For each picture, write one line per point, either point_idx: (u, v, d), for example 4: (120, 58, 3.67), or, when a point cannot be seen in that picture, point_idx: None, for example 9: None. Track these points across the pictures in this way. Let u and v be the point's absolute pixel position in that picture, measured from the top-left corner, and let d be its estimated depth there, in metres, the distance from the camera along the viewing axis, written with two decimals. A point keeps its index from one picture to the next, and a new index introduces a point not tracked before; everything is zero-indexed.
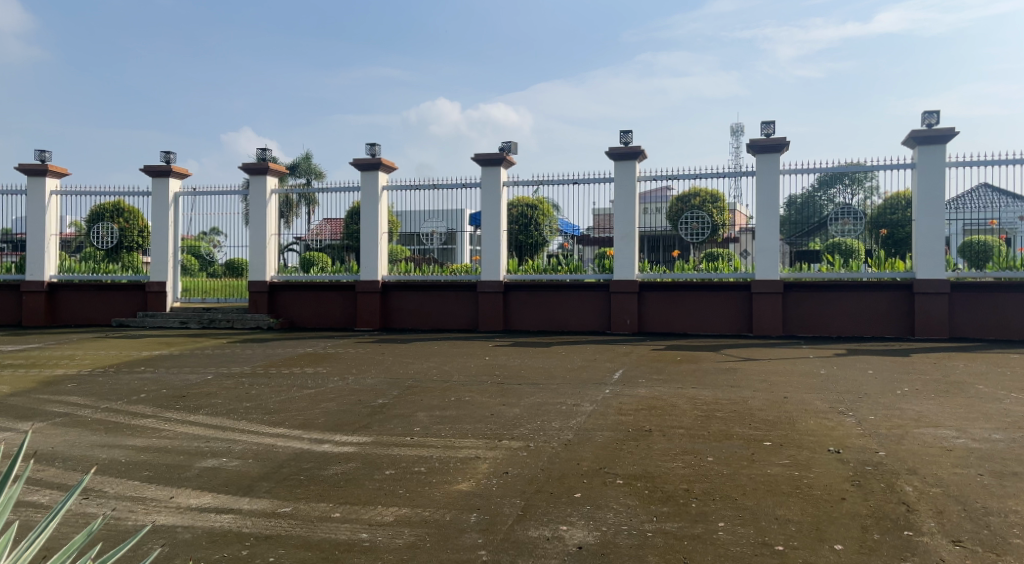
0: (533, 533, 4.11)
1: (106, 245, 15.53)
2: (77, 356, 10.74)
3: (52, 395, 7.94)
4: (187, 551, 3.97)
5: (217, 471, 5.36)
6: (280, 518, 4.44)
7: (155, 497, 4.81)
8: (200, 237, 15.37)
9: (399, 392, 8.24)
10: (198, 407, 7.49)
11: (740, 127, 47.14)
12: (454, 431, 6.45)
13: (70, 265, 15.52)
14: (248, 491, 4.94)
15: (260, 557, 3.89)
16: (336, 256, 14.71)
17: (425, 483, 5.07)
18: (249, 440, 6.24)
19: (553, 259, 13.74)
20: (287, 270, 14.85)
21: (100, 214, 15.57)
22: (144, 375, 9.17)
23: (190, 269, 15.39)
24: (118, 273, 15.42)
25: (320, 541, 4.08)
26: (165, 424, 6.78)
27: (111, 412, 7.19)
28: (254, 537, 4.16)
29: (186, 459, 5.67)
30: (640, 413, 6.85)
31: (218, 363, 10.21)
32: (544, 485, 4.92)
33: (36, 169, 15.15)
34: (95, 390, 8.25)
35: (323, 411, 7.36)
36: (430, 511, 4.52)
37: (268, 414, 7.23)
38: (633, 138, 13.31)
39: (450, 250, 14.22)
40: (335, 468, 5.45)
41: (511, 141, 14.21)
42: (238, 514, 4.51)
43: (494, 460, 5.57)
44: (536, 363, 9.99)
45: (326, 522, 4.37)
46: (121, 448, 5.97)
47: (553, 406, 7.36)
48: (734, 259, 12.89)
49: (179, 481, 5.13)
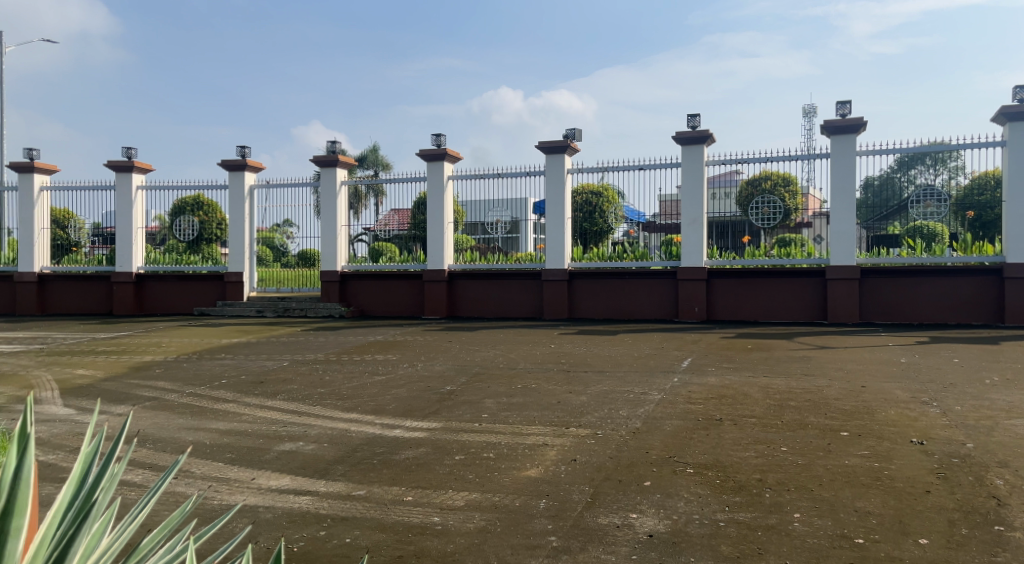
0: (603, 520, 4.12)
1: (188, 237, 16.22)
2: (162, 344, 11.23)
3: (141, 380, 8.35)
4: (269, 529, 4.13)
5: (294, 454, 5.56)
6: (356, 501, 4.57)
7: (237, 478, 5.02)
8: (275, 229, 15.86)
9: (466, 379, 8.34)
10: (276, 392, 7.76)
11: (811, 110, 45.73)
12: (521, 418, 6.51)
13: (155, 257, 16.23)
14: (324, 473, 5.10)
15: (338, 538, 4.02)
16: (403, 246, 14.99)
17: (493, 468, 5.14)
18: (323, 425, 6.42)
19: (617, 246, 13.67)
20: (357, 261, 15.20)
21: (181, 208, 16.18)
22: (225, 361, 9.56)
23: (265, 260, 15.93)
24: (198, 263, 16.12)
25: (394, 524, 4.19)
26: (245, 408, 7.05)
27: (195, 396, 7.54)
28: (330, 518, 4.29)
29: (265, 443, 5.88)
30: (710, 402, 6.76)
31: (293, 350, 10.54)
32: (613, 472, 4.92)
33: (122, 165, 15.85)
34: (180, 375, 8.64)
35: (393, 397, 7.52)
36: (500, 497, 4.58)
37: (341, 400, 7.44)
38: (701, 122, 13.06)
39: (514, 239, 14.40)
40: (406, 453, 5.56)
41: (576, 129, 14.20)
42: (315, 496, 4.67)
43: (562, 447, 5.60)
44: (601, 351, 9.97)
45: (399, 506, 4.47)
46: (206, 430, 6.24)
47: (621, 394, 7.33)
48: (807, 244, 12.62)
49: (259, 463, 5.34)
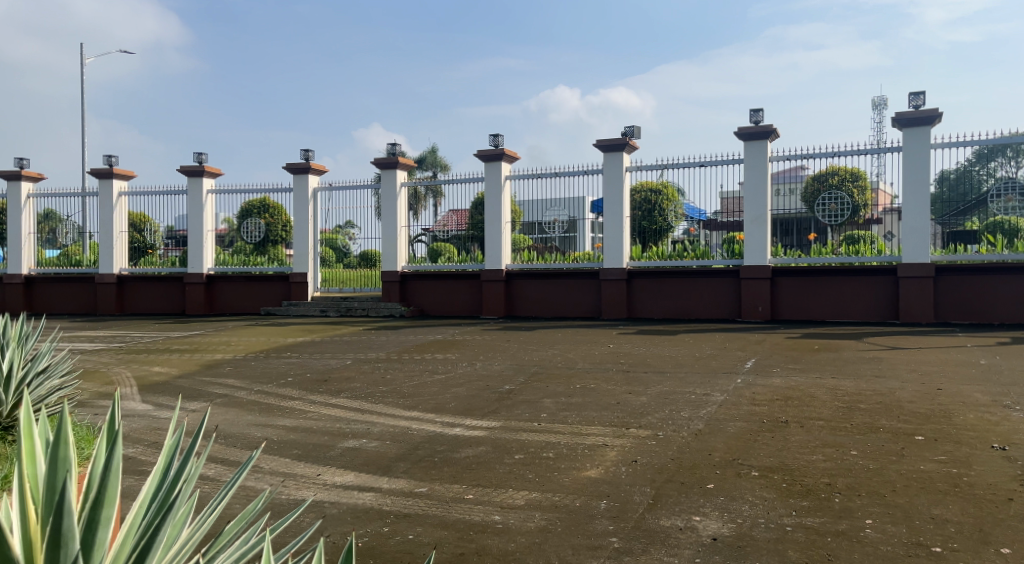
0: (665, 522, 4.08)
1: (254, 239, 16.67)
2: (232, 342, 11.59)
3: (212, 378, 8.64)
4: (335, 524, 4.22)
5: (358, 451, 5.66)
6: (418, 498, 4.63)
7: (303, 473, 5.15)
8: (337, 231, 16.18)
9: (525, 379, 8.36)
10: (339, 390, 7.92)
11: (882, 101, 44.23)
12: (580, 419, 6.48)
13: (224, 259, 16.72)
14: (386, 470, 5.18)
15: (401, 534, 4.08)
16: (461, 246, 15.14)
17: (553, 468, 5.14)
18: (386, 423, 6.52)
19: (678, 245, 13.54)
20: (416, 261, 15.36)
21: (248, 211, 16.67)
22: (290, 360, 9.81)
23: (328, 260, 16.27)
24: (265, 265, 16.56)
25: (456, 521, 4.22)
26: (310, 406, 7.22)
27: (263, 393, 7.75)
28: (394, 515, 4.36)
29: (330, 439, 6.01)
30: (776, 404, 6.60)
31: (355, 349, 10.74)
32: (675, 474, 4.86)
33: (194, 170, 16.41)
34: (248, 373, 8.90)
35: (453, 395, 7.59)
36: (560, 496, 4.57)
37: (402, 398, 7.54)
38: (764, 117, 12.78)
39: (572, 238, 14.35)
40: (466, 451, 5.61)
41: (634, 126, 14.07)
42: (379, 493, 4.74)
43: (622, 448, 5.56)
44: (662, 351, 9.85)
45: (460, 504, 4.51)
46: (273, 427, 6.41)
47: (682, 395, 7.22)
48: (877, 242, 12.23)
49: (324, 459, 5.46)
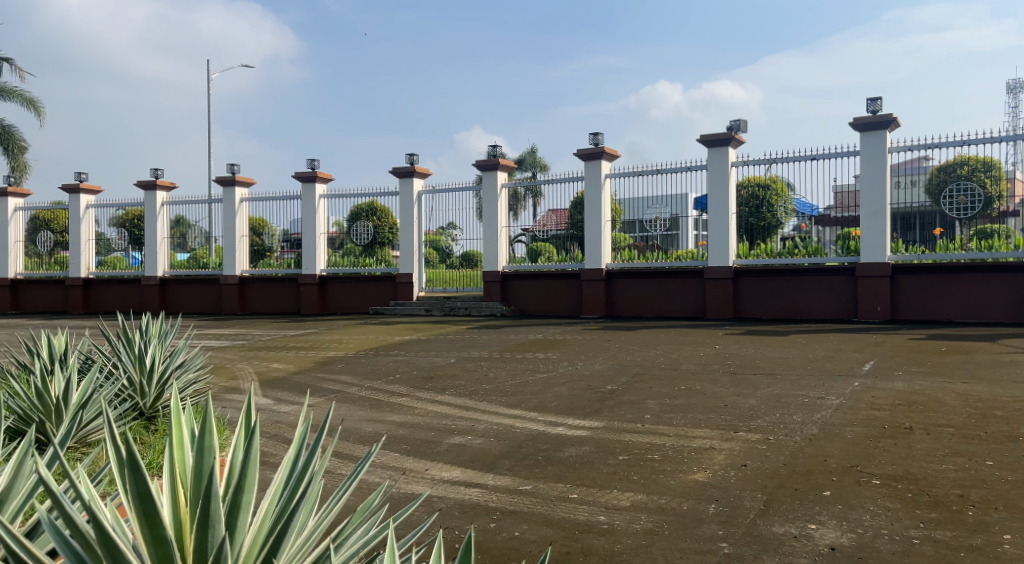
0: (779, 529, 3.92)
1: (363, 241, 17.19)
2: (343, 340, 12.05)
3: (326, 374, 9.01)
4: (441, 518, 4.31)
5: (463, 448, 5.75)
6: (523, 495, 4.65)
7: (412, 468, 5.28)
8: (440, 231, 16.50)
9: (628, 379, 8.26)
10: (444, 388, 8.07)
11: (1017, 84, 41.13)
12: (686, 421, 6.33)
13: (335, 260, 17.39)
14: (491, 467, 5.24)
15: (507, 530, 4.11)
16: (561, 245, 15.10)
17: (659, 470, 5.04)
18: (490, 420, 6.60)
19: (787, 242, 13.02)
20: (516, 261, 15.48)
21: (357, 214, 17.32)
22: (398, 358, 10.10)
23: (431, 261, 16.61)
24: (372, 266, 17.02)
25: (561, 520, 4.22)
26: (417, 402, 7.40)
27: (373, 390, 8.01)
28: (500, 511, 4.40)
29: (436, 435, 6.13)
30: (898, 409, 6.24)
31: (459, 347, 10.94)
32: (788, 480, 4.67)
33: (307, 176, 17.18)
34: (359, 370, 9.23)
35: (556, 395, 7.59)
36: (667, 499, 4.49)
37: (506, 396, 7.61)
38: (882, 106, 12.12)
39: (674, 236, 14.05)
40: (569, 450, 5.59)
41: (741, 119, 13.67)
42: (485, 489, 4.80)
43: (730, 451, 5.39)
44: (772, 353, 9.50)
45: (564, 502, 4.50)
46: (383, 422, 6.62)
47: (794, 398, 6.94)
48: (1014, 236, 11.29)
49: (431, 455, 5.58)
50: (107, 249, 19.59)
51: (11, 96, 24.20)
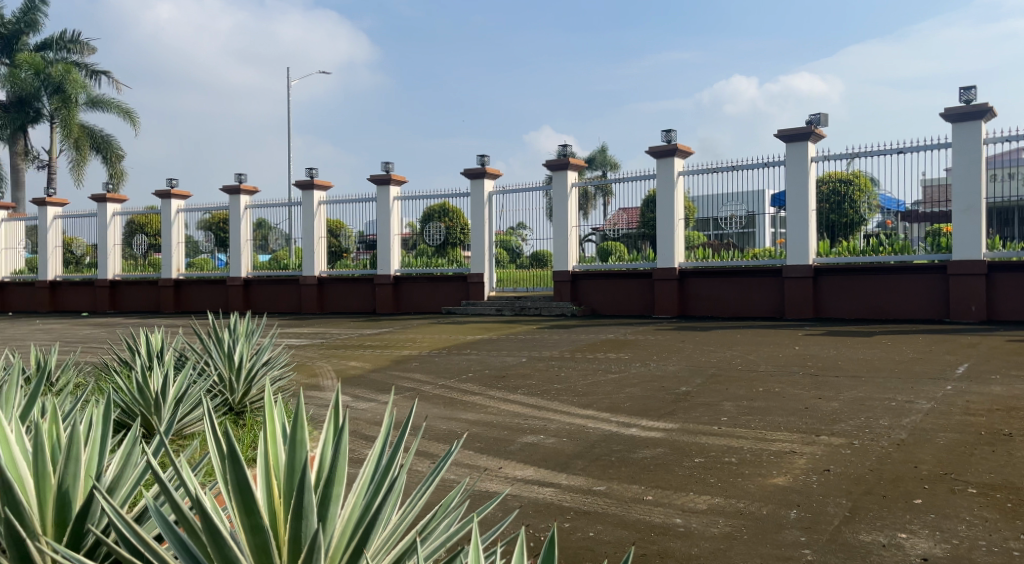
0: (866, 537, 3.77)
1: (436, 241, 17.44)
2: (417, 339, 12.24)
3: (400, 372, 9.17)
4: (515, 516, 4.32)
5: (536, 447, 5.75)
6: (596, 496, 4.62)
7: (486, 466, 5.31)
8: (510, 232, 16.56)
9: (703, 380, 8.10)
10: (516, 387, 8.09)
11: None
12: (765, 423, 6.16)
13: (408, 261, 17.68)
14: (564, 467, 5.22)
15: (580, 530, 4.09)
16: (632, 245, 14.90)
17: (737, 473, 4.92)
18: (562, 420, 6.58)
19: (871, 239, 12.48)
20: (586, 261, 15.41)
21: (429, 215, 17.51)
22: (471, 356, 10.19)
23: (502, 261, 16.68)
24: (445, 266, 17.23)
25: (637, 522, 4.17)
26: (490, 401, 7.44)
27: (446, 388, 8.10)
28: (573, 511, 4.38)
29: (510, 434, 6.15)
30: (995, 415, 5.91)
31: (531, 347, 10.95)
32: (875, 486, 4.48)
33: (382, 179, 17.53)
34: (432, 368, 9.35)
35: (629, 395, 7.51)
36: (745, 503, 4.37)
37: (578, 396, 7.57)
38: (976, 94, 11.50)
39: (750, 234, 13.73)
40: (643, 452, 5.51)
41: (821, 113, 13.19)
42: (558, 488, 4.78)
43: (812, 455, 5.22)
44: (855, 355, 9.15)
45: (639, 504, 4.44)
46: (456, 420, 6.68)
47: (880, 401, 6.66)
48: None
49: (504, 453, 5.60)
50: (195, 251, 20.46)
51: (108, 107, 25.56)
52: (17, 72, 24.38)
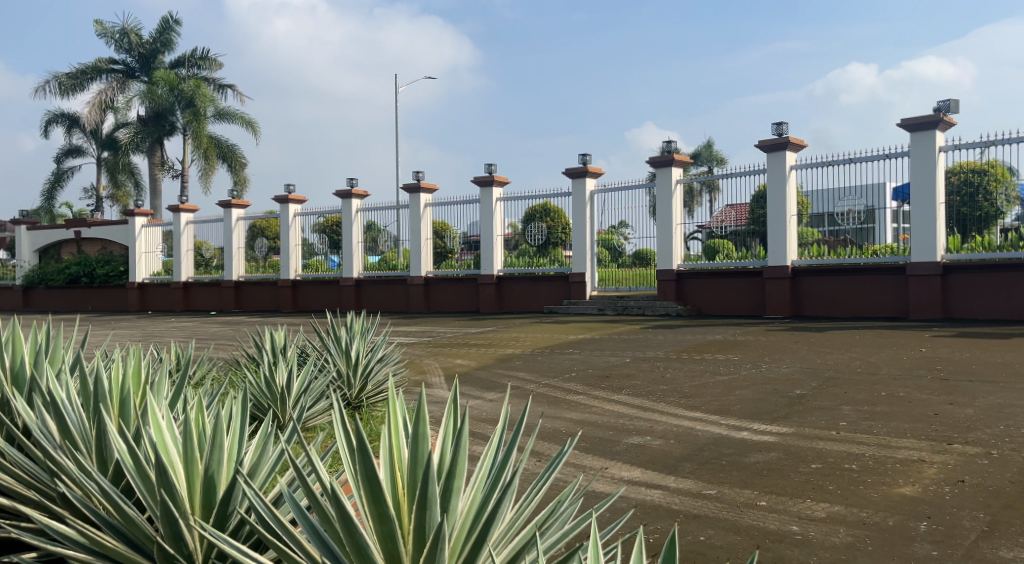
0: (1006, 554, 3.50)
1: (538, 241, 17.49)
2: (520, 338, 12.34)
3: (505, 371, 9.26)
4: (623, 517, 4.29)
5: (643, 448, 5.67)
6: (706, 500, 4.51)
7: (592, 465, 5.29)
8: (612, 231, 16.47)
9: (819, 383, 7.75)
10: (621, 387, 8.01)
11: None
12: (889, 430, 5.83)
13: (510, 261, 17.82)
14: (672, 469, 5.13)
15: (690, 534, 4.01)
16: (740, 242, 14.50)
17: (859, 481, 4.68)
18: (669, 422, 6.46)
19: (1009, 233, 11.60)
20: (692, 259, 15.07)
21: (531, 216, 17.53)
22: (574, 356, 10.17)
23: (604, 260, 16.58)
24: (547, 265, 17.27)
25: (750, 527, 4.04)
26: (594, 401, 7.40)
27: (550, 387, 8.12)
28: (683, 514, 4.30)
29: (615, 435, 6.10)
30: None
31: (636, 347, 10.81)
32: (1017, 500, 4.16)
33: (485, 181, 17.84)
34: (536, 367, 9.40)
35: (739, 398, 7.29)
36: (868, 512, 4.16)
37: (685, 398, 7.41)
38: None
39: (869, 230, 13.00)
40: (756, 456, 5.34)
41: (951, 99, 12.37)
42: (667, 491, 4.71)
43: (942, 465, 4.89)
44: (989, 358, 8.51)
45: (752, 510, 4.31)
46: (561, 419, 6.69)
47: (1020, 409, 6.17)
48: None
49: (610, 454, 5.56)
50: (310, 253, 21.40)
51: (233, 118, 27.15)
52: (154, 88, 26.31)
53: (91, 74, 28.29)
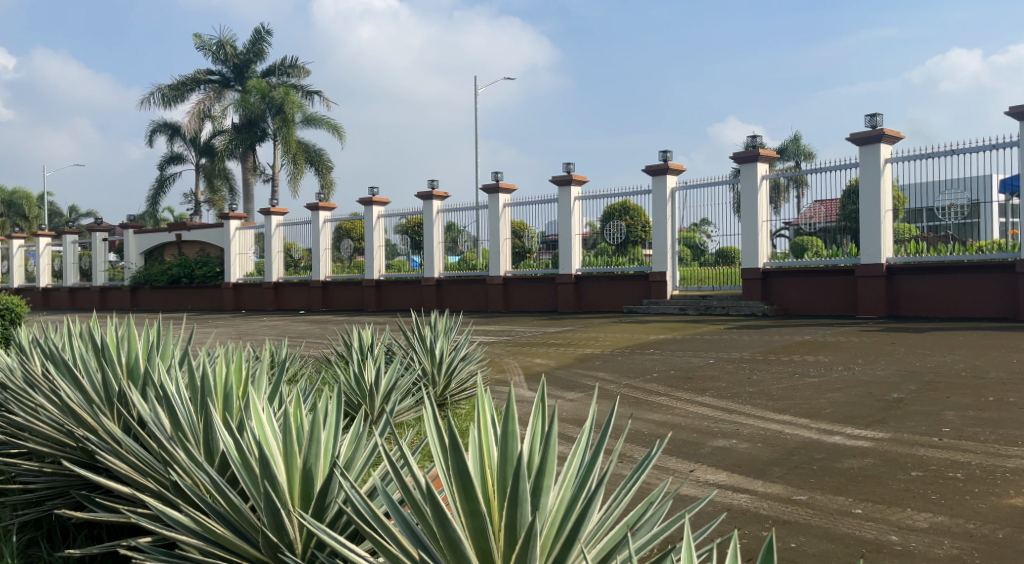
0: None
1: (617, 240, 17.30)
2: (600, 338, 12.25)
3: (585, 370, 9.22)
4: (710, 521, 4.19)
5: (728, 451, 5.54)
6: (798, 506, 4.36)
7: (677, 468, 5.20)
8: (693, 228, 16.12)
9: (918, 387, 7.38)
10: (705, 388, 7.85)
11: None
12: (997, 437, 5.50)
13: (589, 260, 17.71)
14: (760, 473, 4.98)
15: (781, 540, 3.89)
16: (831, 239, 13.96)
17: (965, 491, 4.43)
18: (756, 424, 6.28)
19: None
20: (778, 257, 14.61)
21: (611, 214, 17.37)
22: (655, 356, 10.02)
23: (685, 259, 16.28)
24: (626, 265, 17.08)
25: (845, 536, 3.89)
26: (677, 402, 7.27)
27: (632, 387, 8.03)
28: (773, 520, 4.17)
29: (699, 437, 5.98)
30: None
31: (719, 347, 10.56)
32: None
33: (563, 180, 17.82)
34: (617, 367, 9.31)
35: (831, 401, 7.02)
36: (976, 524, 3.93)
37: (773, 400, 7.19)
38: None
39: (972, 225, 12.32)
40: (850, 462, 5.13)
41: None
42: (755, 495, 4.58)
43: None
44: None
45: (847, 517, 4.14)
46: (643, 420, 6.60)
47: None
48: None
49: (695, 456, 5.45)
50: (393, 254, 21.87)
51: (320, 123, 28.04)
52: (247, 97, 27.46)
53: (190, 85, 29.73)
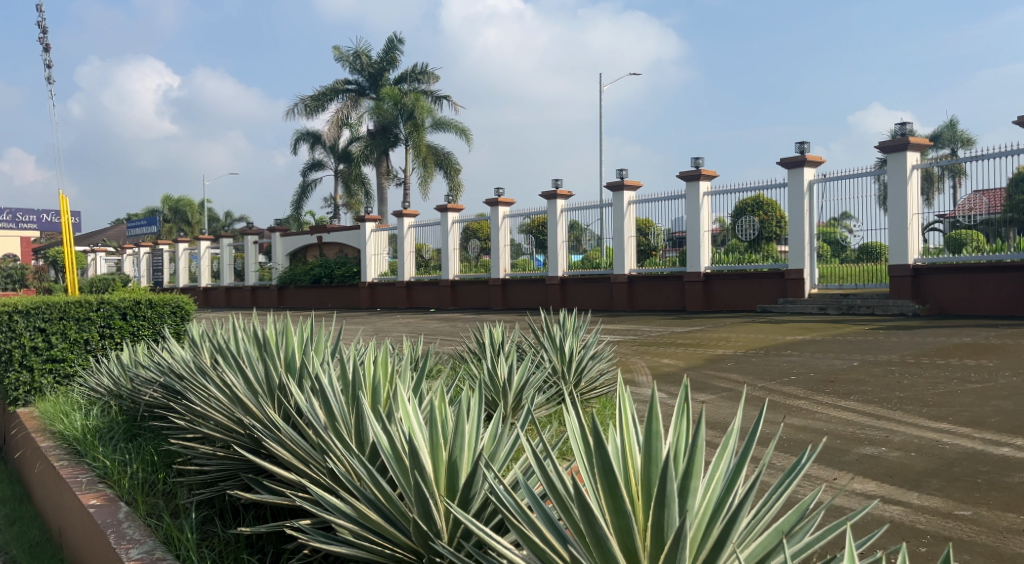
0: None
1: (749, 236, 16.64)
2: (731, 338, 11.83)
3: (716, 372, 8.92)
4: (859, 533, 3.94)
5: (877, 460, 5.20)
6: (960, 521, 4.02)
7: (820, 475, 4.93)
8: (833, 223, 15.30)
9: None
10: (850, 393, 7.40)
11: None
12: None
13: (719, 257, 17.17)
14: (915, 485, 4.64)
15: (942, 558, 3.59)
16: (993, 233, 12.89)
17: None
18: (908, 432, 5.85)
19: None
20: (931, 253, 13.58)
21: (743, 209, 16.70)
22: (792, 358, 9.56)
23: (825, 255, 15.43)
24: (760, 262, 16.42)
25: (1017, 556, 3.55)
26: (819, 407, 6.89)
27: (768, 390, 7.69)
28: (931, 535, 3.87)
29: (844, 444, 5.64)
30: None
31: (864, 349, 9.93)
32: None
33: (692, 175, 17.38)
34: (750, 369, 8.95)
35: (996, 409, 6.43)
36: None
37: (928, 406, 6.68)
38: None
39: None
40: (1021, 476, 4.67)
41: None
42: (910, 508, 4.26)
43: None
44: None
45: (1018, 536, 3.78)
46: (781, 425, 6.31)
47: None
48: None
49: (840, 464, 5.15)
50: (519, 253, 22.11)
51: (449, 127, 28.84)
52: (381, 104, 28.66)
53: (330, 95, 31.35)
